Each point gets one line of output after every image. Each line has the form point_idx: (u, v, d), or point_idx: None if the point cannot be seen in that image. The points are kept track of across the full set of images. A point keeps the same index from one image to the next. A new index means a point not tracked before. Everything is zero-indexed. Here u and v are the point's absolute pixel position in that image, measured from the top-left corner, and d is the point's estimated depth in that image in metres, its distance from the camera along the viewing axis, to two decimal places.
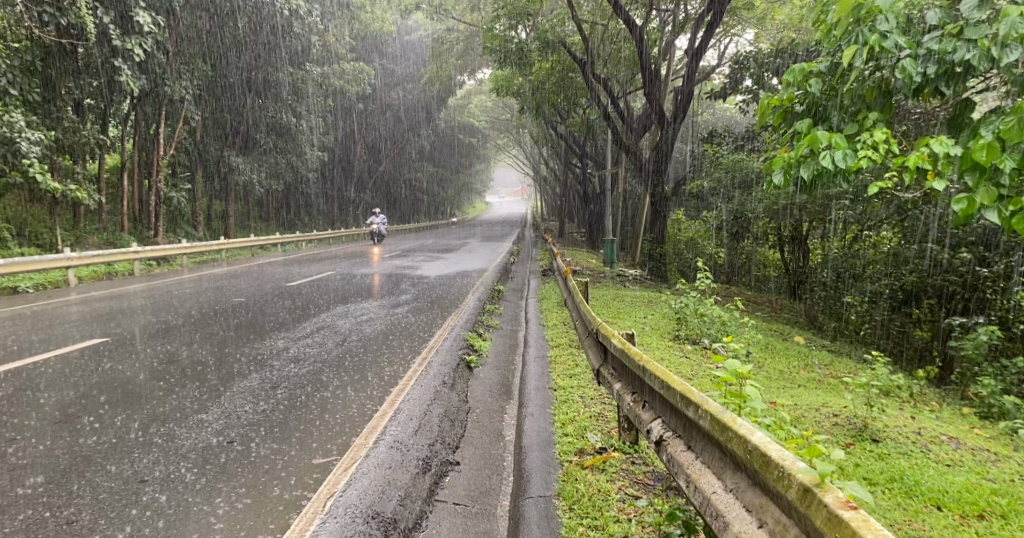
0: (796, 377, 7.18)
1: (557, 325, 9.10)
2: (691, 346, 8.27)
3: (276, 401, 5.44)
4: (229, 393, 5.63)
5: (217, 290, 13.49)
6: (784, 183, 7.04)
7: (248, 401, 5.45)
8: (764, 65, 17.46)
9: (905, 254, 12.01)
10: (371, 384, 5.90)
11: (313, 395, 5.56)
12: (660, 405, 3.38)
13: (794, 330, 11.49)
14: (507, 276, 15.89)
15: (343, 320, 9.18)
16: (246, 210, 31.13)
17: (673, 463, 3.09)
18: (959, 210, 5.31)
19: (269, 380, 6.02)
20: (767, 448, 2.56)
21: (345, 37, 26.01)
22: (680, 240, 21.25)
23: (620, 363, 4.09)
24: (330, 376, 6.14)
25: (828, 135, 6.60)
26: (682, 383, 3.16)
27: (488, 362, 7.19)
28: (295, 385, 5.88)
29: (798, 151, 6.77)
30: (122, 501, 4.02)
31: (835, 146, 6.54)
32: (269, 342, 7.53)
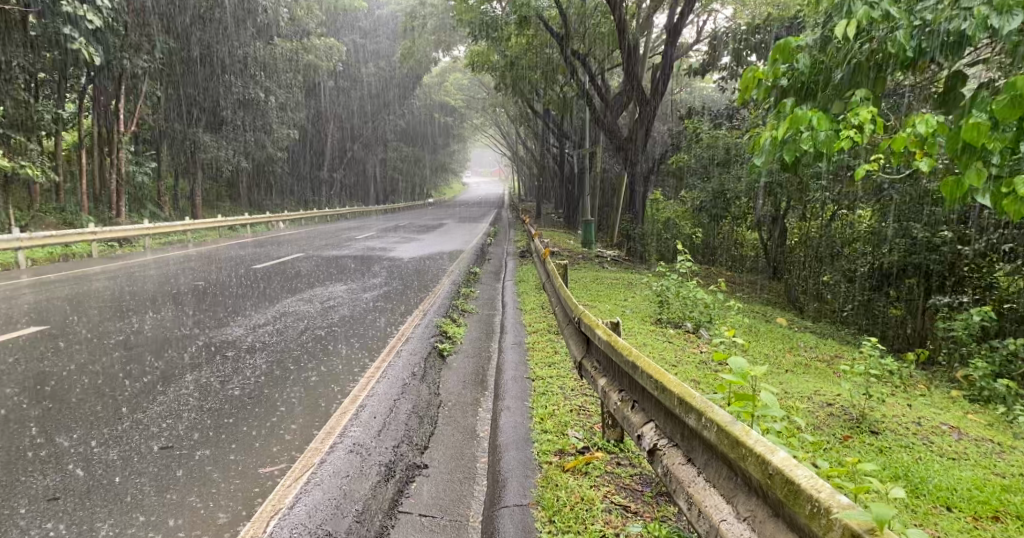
0: (783, 362, 6.90)
1: (534, 309, 8.72)
2: (674, 330, 7.93)
3: (225, 396, 4.98)
4: (178, 386, 5.17)
5: (179, 273, 12.91)
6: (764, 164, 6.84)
7: (198, 395, 4.99)
8: (743, 41, 17.08)
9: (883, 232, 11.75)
10: (334, 376, 5.47)
11: (267, 391, 5.09)
12: (655, 410, 3.01)
13: (776, 311, 11.22)
14: (483, 258, 15.46)
15: (309, 306, 8.71)
16: (214, 190, 30.27)
17: (671, 477, 2.74)
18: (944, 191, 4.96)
19: (221, 371, 5.57)
20: (794, 473, 2.19)
21: (313, 11, 25.11)
22: (658, 220, 20.95)
23: (605, 357, 3.71)
24: (288, 368, 5.67)
25: (811, 114, 6.32)
26: (681, 386, 2.78)
27: (461, 350, 6.81)
28: (252, 377, 5.43)
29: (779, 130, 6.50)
30: (27, 521, 3.48)
31: (816, 125, 6.31)
32: (227, 329, 7.06)
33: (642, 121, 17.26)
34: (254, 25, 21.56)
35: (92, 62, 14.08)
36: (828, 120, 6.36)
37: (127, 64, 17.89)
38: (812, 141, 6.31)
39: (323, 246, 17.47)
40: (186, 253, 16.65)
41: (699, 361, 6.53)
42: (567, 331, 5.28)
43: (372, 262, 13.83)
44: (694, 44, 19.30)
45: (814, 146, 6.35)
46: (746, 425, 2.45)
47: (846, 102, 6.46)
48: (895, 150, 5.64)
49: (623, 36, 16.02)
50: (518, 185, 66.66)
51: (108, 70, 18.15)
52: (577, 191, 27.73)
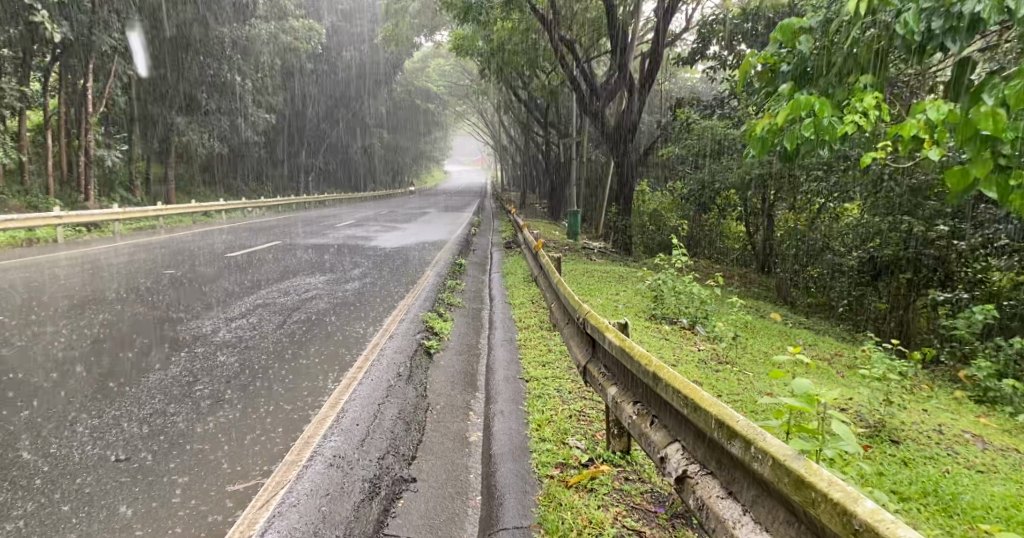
0: (784, 362, 6.61)
1: (524, 303, 8.36)
2: (669, 326, 7.61)
3: (192, 398, 4.59)
4: (142, 386, 4.77)
5: (151, 260, 12.42)
6: (763, 153, 6.55)
7: (162, 397, 4.59)
8: (733, 29, 16.77)
9: (869, 223, 11.43)
10: (312, 376, 5.09)
11: (238, 392, 4.69)
12: (684, 430, 2.75)
13: (768, 306, 10.92)
14: (468, 249, 15.07)
15: (286, 297, 8.30)
16: (190, 175, 29.52)
17: (709, 514, 2.49)
18: (950, 182, 4.67)
19: (189, 369, 5.17)
20: (888, 528, 1.98)
21: None
22: (644, 211, 20.66)
23: (617, 365, 3.42)
24: (263, 366, 5.27)
25: (812, 100, 6.02)
26: (719, 407, 2.54)
27: (449, 348, 6.44)
28: (224, 375, 5.04)
29: (779, 118, 6.19)
30: None
31: (818, 113, 6.02)
32: (198, 323, 6.65)
33: (631, 110, 16.92)
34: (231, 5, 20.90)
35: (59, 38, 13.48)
36: (831, 107, 6.06)
37: (98, 40, 17.22)
38: (814, 130, 6.00)
39: (302, 234, 16.98)
40: (160, 240, 16.13)
41: (697, 360, 6.21)
42: (566, 331, 4.95)
43: (353, 252, 13.40)
44: (683, 32, 18.97)
45: (816, 134, 6.04)
46: (811, 462, 2.22)
47: (850, 88, 6.17)
48: (901, 139, 5.35)
49: (612, 22, 15.66)
50: (502, 174, 66.06)
51: (77, 47, 17.46)
52: (562, 180, 27.37)
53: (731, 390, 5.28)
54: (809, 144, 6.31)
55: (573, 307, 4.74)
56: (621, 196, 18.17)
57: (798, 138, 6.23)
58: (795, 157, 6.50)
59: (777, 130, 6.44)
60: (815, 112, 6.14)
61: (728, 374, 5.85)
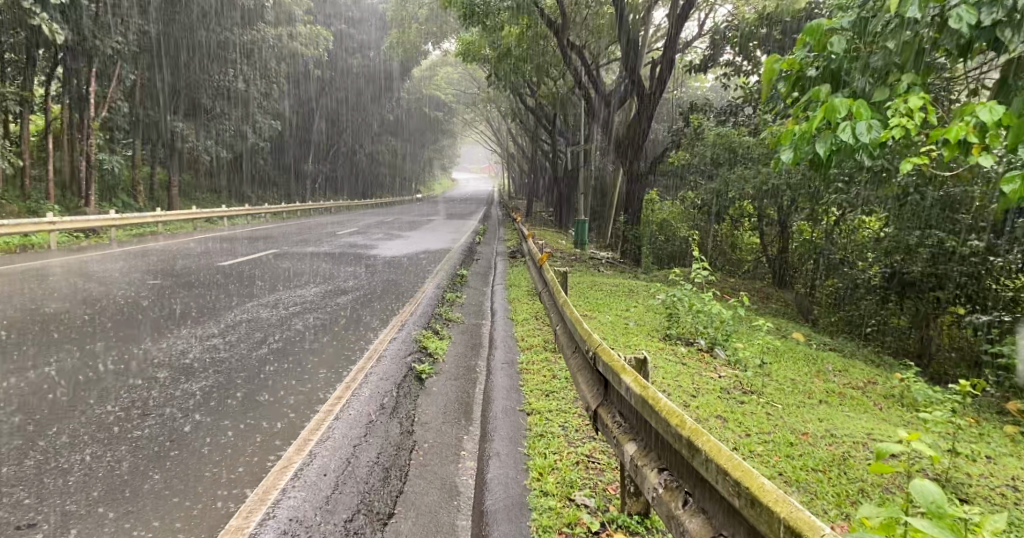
0: (812, 390, 6.01)
1: (527, 319, 7.78)
2: (685, 348, 7.01)
3: (145, 445, 4.12)
4: (88, 433, 4.29)
5: (140, 270, 11.90)
6: (794, 162, 6.07)
7: (107, 447, 4.12)
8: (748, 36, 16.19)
9: (893, 237, 10.73)
10: (284, 412, 4.55)
11: (198, 437, 4.20)
12: (731, 523, 2.35)
13: (789, 324, 10.21)
14: (471, 259, 14.53)
15: (270, 313, 7.80)
16: (193, 180, 29.10)
17: None
18: (1010, 190, 4.11)
19: (147, 406, 4.66)
20: None
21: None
22: (653, 222, 20.06)
23: (637, 418, 2.96)
24: (232, 401, 4.78)
25: (847, 103, 5.55)
26: (795, 512, 2.14)
27: (443, 371, 5.87)
28: (183, 414, 4.54)
29: (811, 123, 5.71)
30: None
31: (856, 116, 5.51)
32: (168, 346, 6.15)
33: (641, 117, 16.32)
34: (238, 9, 20.56)
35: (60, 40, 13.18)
36: (869, 110, 5.55)
37: (98, 44, 16.88)
38: (851, 134, 5.51)
39: (301, 242, 16.48)
40: (155, 247, 15.72)
41: (720, 390, 5.60)
42: (572, 361, 4.39)
43: (350, 261, 12.91)
44: (697, 38, 18.43)
45: (853, 139, 5.55)
46: None
47: (891, 88, 5.67)
48: (948, 144, 4.80)
49: (624, 27, 15.12)
50: (509, 183, 65.68)
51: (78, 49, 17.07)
52: (570, 190, 26.79)
53: (762, 429, 4.64)
54: (844, 150, 5.84)
55: (578, 332, 4.22)
56: (630, 206, 17.61)
57: (834, 144, 5.74)
58: (828, 166, 6.02)
59: (807, 137, 5.96)
60: (852, 115, 5.63)
61: (755, 408, 5.22)
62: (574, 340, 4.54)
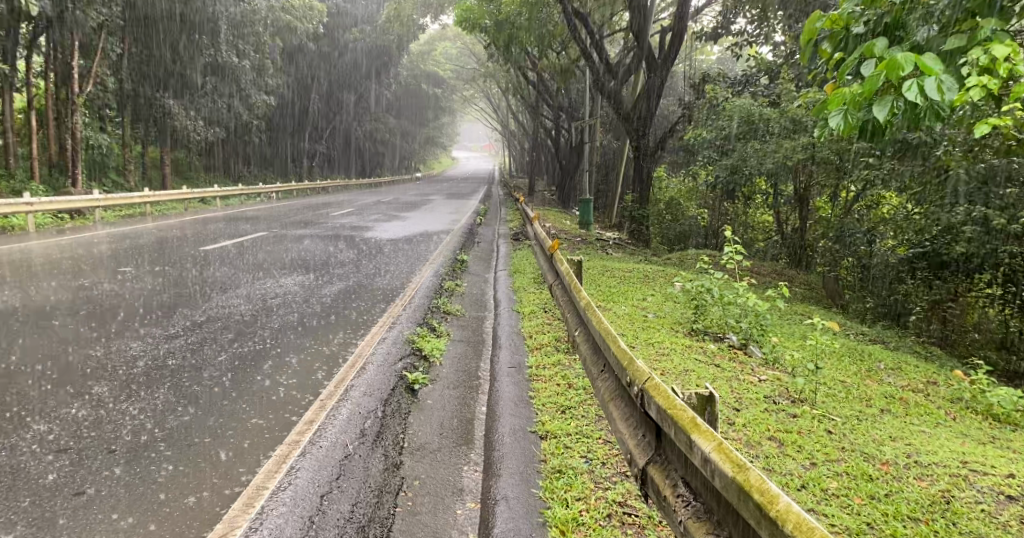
0: (870, 397, 5.13)
1: (534, 311, 6.95)
2: (715, 345, 6.17)
3: (71, 499, 3.33)
4: (6, 477, 3.49)
5: (116, 254, 10.97)
6: (845, 133, 5.13)
7: (28, 499, 3.34)
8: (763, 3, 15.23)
9: (927, 214, 9.77)
10: (240, 449, 3.75)
11: (139, 489, 3.41)
12: None
13: (823, 312, 9.24)
14: (471, 241, 13.63)
15: (246, 305, 6.94)
16: (184, 159, 28.08)
17: None
18: None
19: (89, 437, 3.87)
20: None
21: None
22: (661, 200, 19.14)
23: (724, 505, 2.33)
24: (188, 429, 3.97)
25: (914, 57, 4.60)
26: None
27: (438, 377, 5.06)
28: (121, 454, 3.71)
29: (869, 83, 4.77)
30: None
31: (925, 72, 4.56)
32: (115, 352, 5.27)
33: (651, 89, 15.30)
34: None
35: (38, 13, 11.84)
36: (940, 64, 4.60)
37: (80, 16, 15.82)
38: (919, 94, 4.58)
39: (294, 224, 15.57)
40: (138, 229, 14.81)
41: (764, 399, 4.74)
42: (603, 385, 3.63)
43: (342, 245, 12.02)
44: (710, 5, 17.33)
45: (922, 100, 4.62)
46: None
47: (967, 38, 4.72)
48: None
49: None
50: (511, 161, 64.43)
51: (60, 22, 16.01)
52: (573, 167, 25.82)
53: (829, 456, 3.78)
54: (908, 115, 4.90)
55: (611, 354, 3.51)
56: (639, 184, 16.68)
57: (896, 109, 4.82)
58: (885, 134, 5.09)
59: (861, 101, 5.02)
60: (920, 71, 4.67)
61: (812, 424, 4.37)
62: (602, 357, 3.82)
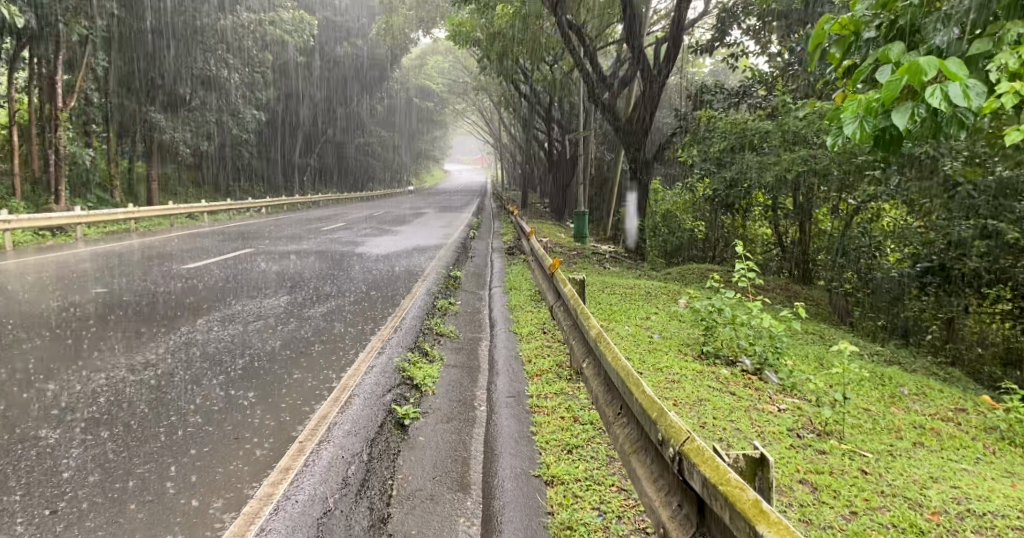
0: (900, 427, 4.72)
1: (533, 332, 6.55)
2: (727, 370, 5.77)
3: None
4: None
5: (92, 272, 10.47)
6: (861, 141, 4.45)
7: None
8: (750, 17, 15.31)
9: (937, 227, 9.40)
10: (200, 513, 3.37)
11: None
12: None
13: (834, 330, 8.82)
14: (465, 255, 13.25)
15: (225, 328, 6.51)
16: (171, 174, 27.58)
17: None
18: None
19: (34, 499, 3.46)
20: None
21: None
22: (657, 213, 18.80)
23: None
24: (145, 487, 3.58)
25: (937, 60, 4.04)
26: None
27: (430, 407, 4.66)
28: (75, 520, 3.33)
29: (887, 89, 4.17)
30: None
31: (951, 79, 4.00)
32: (77, 385, 4.83)
33: (646, 100, 14.98)
34: None
35: (20, 25, 11.25)
36: (966, 69, 4.05)
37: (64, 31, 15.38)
38: (943, 102, 4.03)
39: (281, 240, 15.11)
40: (118, 246, 14.29)
41: (787, 433, 4.34)
42: (624, 433, 3.28)
43: (332, 261, 11.58)
44: (704, 16, 17.06)
45: (946, 109, 4.08)
46: None
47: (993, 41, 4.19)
48: None
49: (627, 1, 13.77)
50: (503, 172, 64.12)
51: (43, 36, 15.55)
52: (567, 180, 25.49)
53: (869, 502, 3.42)
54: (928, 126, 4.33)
55: (634, 399, 3.16)
56: (635, 197, 16.34)
57: (916, 117, 4.24)
58: (898, 146, 4.51)
59: (876, 106, 4.41)
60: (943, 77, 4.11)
61: (843, 461, 3.97)
62: (619, 398, 3.48)
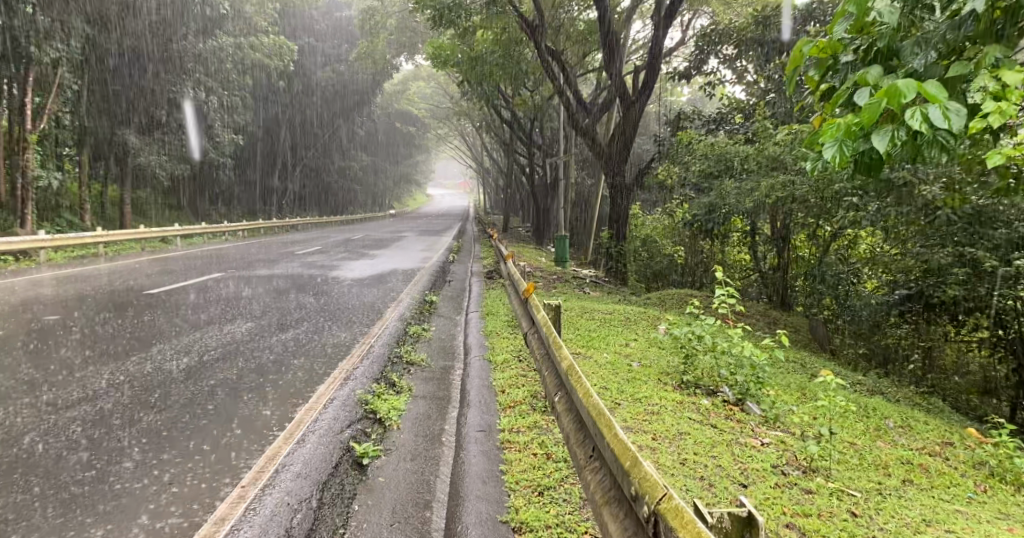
0: (888, 462, 4.52)
1: (507, 360, 6.29)
2: (708, 400, 5.54)
3: None
4: None
5: (52, 298, 10.06)
6: (841, 166, 4.24)
7: None
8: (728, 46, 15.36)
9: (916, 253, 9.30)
10: None
11: None
12: None
13: (816, 357, 8.65)
14: (441, 280, 13.01)
15: (188, 358, 6.20)
16: (146, 197, 27.10)
17: None
18: None
19: None
20: None
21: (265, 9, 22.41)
22: (637, 237, 18.71)
23: None
24: None
25: (916, 83, 3.88)
26: None
27: (394, 445, 4.38)
28: None
29: (866, 112, 3.99)
30: None
31: (929, 102, 3.84)
32: (19, 426, 4.51)
33: (626, 127, 14.92)
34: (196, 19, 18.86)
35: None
36: (945, 92, 3.89)
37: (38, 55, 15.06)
38: (922, 126, 3.86)
39: (255, 264, 14.75)
40: (85, 271, 13.85)
41: (771, 471, 4.10)
42: (598, 479, 3.07)
43: (304, 287, 11.27)
44: (683, 44, 17.13)
45: (927, 133, 3.91)
46: None
47: (972, 64, 4.04)
48: None
49: (607, 29, 13.73)
50: (484, 197, 64.13)
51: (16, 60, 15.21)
52: (548, 204, 25.38)
53: None
54: (908, 150, 4.15)
55: (608, 445, 2.96)
56: (615, 223, 16.23)
57: (897, 140, 4.05)
58: (879, 170, 4.32)
59: (856, 130, 4.21)
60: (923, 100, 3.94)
61: (831, 502, 3.75)
62: (591, 440, 3.27)
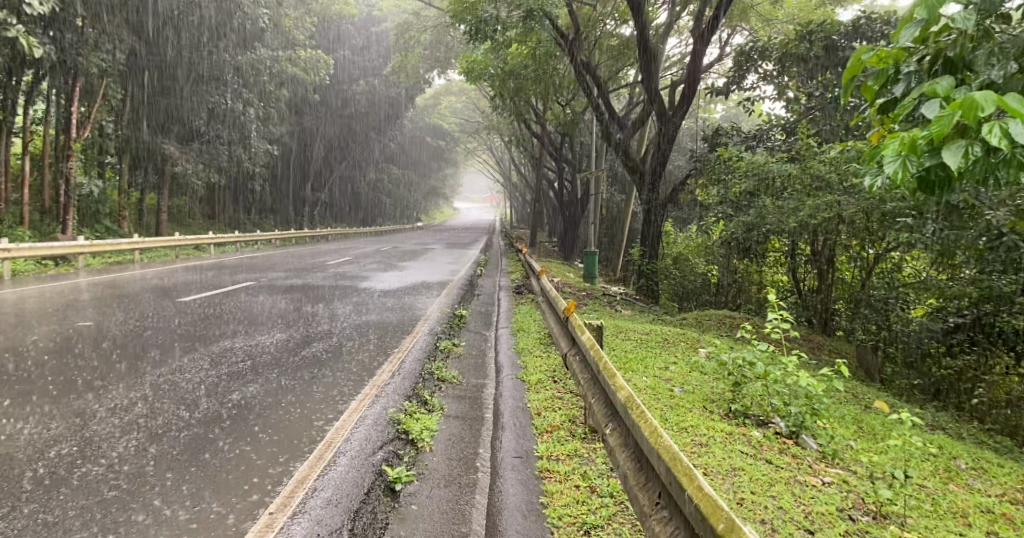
0: (967, 510, 4.14)
1: (542, 380, 5.98)
2: (759, 432, 5.19)
3: None
4: None
5: (83, 302, 9.94)
6: (901, 183, 3.69)
7: None
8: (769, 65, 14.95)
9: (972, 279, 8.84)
10: None
11: None
12: None
13: (866, 386, 8.20)
14: (471, 293, 12.76)
15: (219, 366, 5.98)
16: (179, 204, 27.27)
17: None
18: None
19: None
20: None
21: (304, 23, 22.46)
22: (670, 255, 18.33)
23: None
24: None
25: (997, 96, 3.40)
26: None
27: (428, 469, 4.11)
28: None
29: (936, 123, 3.49)
30: None
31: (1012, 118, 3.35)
32: (47, 434, 4.31)
33: (663, 144, 14.57)
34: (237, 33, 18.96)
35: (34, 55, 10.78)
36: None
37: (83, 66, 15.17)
38: (1000, 144, 3.36)
39: (285, 273, 14.63)
40: (118, 276, 13.81)
41: (839, 516, 3.77)
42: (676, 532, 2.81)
43: (334, 297, 11.08)
44: (723, 61, 16.74)
45: (1007, 151, 3.39)
46: None
47: None
48: None
49: (647, 44, 13.41)
50: (512, 211, 64.02)
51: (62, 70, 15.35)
52: (577, 219, 25.08)
53: None
54: (978, 170, 3.60)
55: (690, 499, 2.70)
56: (649, 240, 15.86)
57: (969, 157, 3.51)
58: (941, 191, 3.78)
59: (919, 144, 3.68)
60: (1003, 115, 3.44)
61: None
62: (661, 486, 3.00)
